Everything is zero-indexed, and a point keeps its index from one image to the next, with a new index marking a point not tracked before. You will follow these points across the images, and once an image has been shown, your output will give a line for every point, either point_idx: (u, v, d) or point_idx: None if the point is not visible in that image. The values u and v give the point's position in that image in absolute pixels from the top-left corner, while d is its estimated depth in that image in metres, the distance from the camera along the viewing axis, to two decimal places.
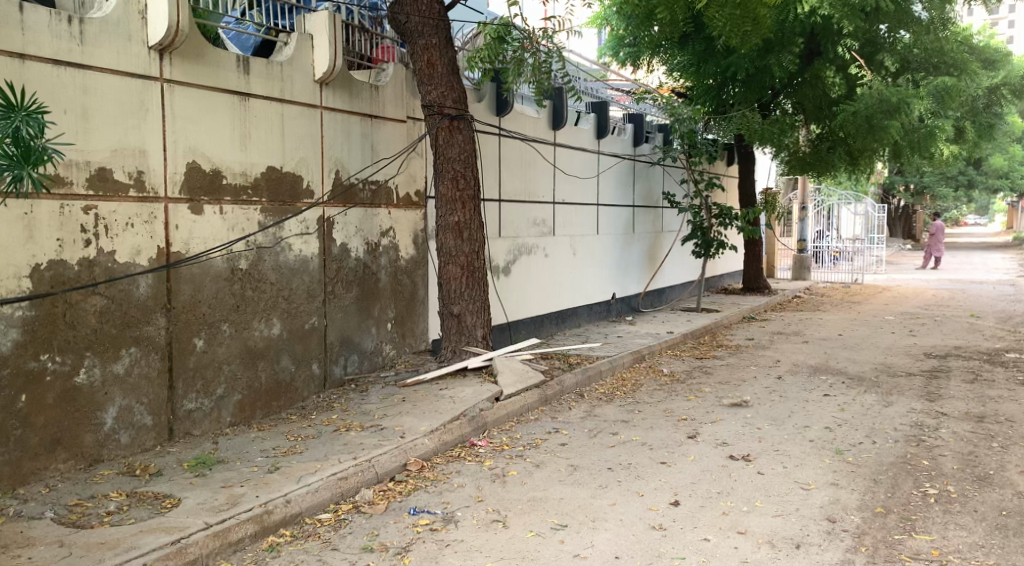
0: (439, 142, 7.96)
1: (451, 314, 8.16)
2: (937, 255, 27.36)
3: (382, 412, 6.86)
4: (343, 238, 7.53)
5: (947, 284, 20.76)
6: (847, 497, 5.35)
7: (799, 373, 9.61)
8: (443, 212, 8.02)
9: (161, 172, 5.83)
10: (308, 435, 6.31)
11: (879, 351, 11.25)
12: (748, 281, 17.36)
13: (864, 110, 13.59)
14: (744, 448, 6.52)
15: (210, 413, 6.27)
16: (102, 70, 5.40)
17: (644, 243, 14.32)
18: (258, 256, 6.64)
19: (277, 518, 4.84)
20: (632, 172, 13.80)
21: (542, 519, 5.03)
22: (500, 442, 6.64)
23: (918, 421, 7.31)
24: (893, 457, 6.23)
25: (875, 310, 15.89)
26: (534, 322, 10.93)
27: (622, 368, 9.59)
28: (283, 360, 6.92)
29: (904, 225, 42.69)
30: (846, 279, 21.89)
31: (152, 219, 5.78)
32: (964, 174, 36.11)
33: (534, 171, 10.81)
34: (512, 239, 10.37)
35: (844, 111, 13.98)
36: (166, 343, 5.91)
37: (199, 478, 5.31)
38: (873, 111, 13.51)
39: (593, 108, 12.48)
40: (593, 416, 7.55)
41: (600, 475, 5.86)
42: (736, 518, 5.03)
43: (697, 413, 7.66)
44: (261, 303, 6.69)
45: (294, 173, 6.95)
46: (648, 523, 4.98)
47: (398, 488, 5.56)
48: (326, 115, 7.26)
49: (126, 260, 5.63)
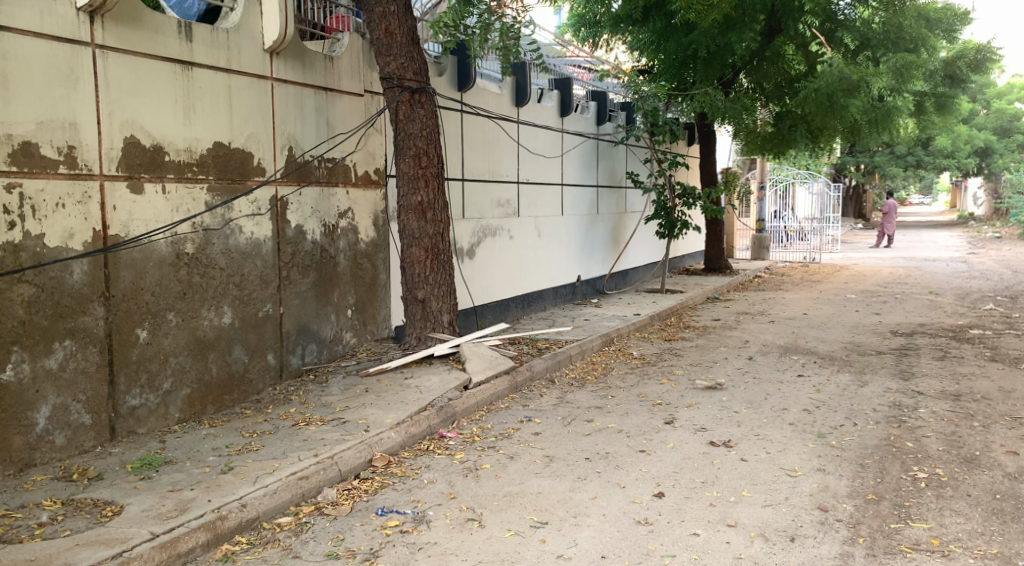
0: (400, 117, 7.53)
1: (415, 299, 7.75)
2: (890, 234, 27.62)
3: (344, 404, 6.45)
4: (299, 220, 7.07)
5: (902, 262, 20.94)
6: (836, 483, 5.12)
7: (770, 354, 9.42)
8: (405, 191, 7.59)
9: (95, 146, 5.31)
10: (264, 431, 5.88)
11: (846, 330, 11.13)
12: (710, 261, 17.25)
13: (825, 89, 13.22)
14: (725, 434, 6.27)
15: (157, 409, 5.80)
16: (24, 32, 4.86)
17: (608, 224, 14.05)
18: (206, 239, 6.15)
19: (232, 524, 4.43)
20: (597, 151, 13.49)
21: (521, 516, 4.70)
22: (470, 434, 6.30)
23: (895, 401, 7.16)
24: (876, 439, 6.03)
25: (836, 289, 15.89)
26: (500, 307, 10.58)
27: (591, 352, 9.30)
28: (235, 350, 6.46)
29: (856, 205, 43.14)
30: (803, 258, 21.95)
31: (85, 199, 5.27)
32: (913, 154, 36.52)
33: (498, 149, 10.42)
34: (476, 220, 10.00)
35: (805, 88, 13.62)
36: (105, 335, 5.42)
37: (144, 482, 4.85)
38: (833, 90, 13.20)
39: (556, 85, 12.10)
40: (566, 403, 7.25)
41: (579, 466, 5.55)
42: (724, 509, 4.76)
43: (672, 398, 7.40)
44: (211, 290, 6.22)
45: (244, 149, 6.46)
46: (633, 517, 4.68)
47: (364, 486, 5.18)
48: (277, 88, 6.78)
49: (57, 244, 5.12)
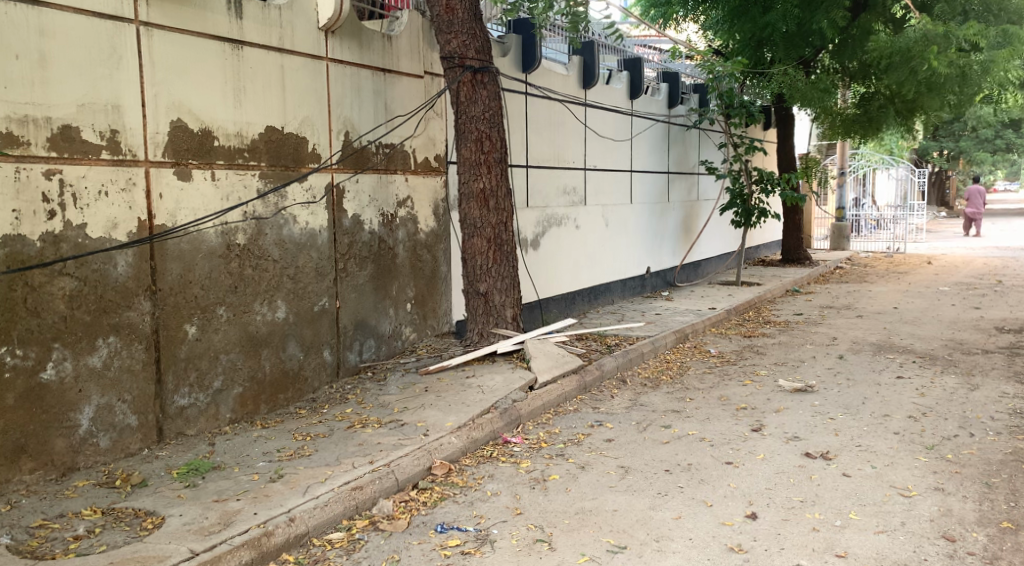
0: (461, 99, 7.08)
1: (477, 293, 7.30)
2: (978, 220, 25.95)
3: (402, 405, 6.04)
4: (356, 209, 6.69)
5: (997, 253, 19.59)
6: (960, 506, 4.51)
7: (862, 353, 8.66)
8: (466, 177, 7.14)
9: (139, 130, 4.99)
10: (318, 434, 5.50)
11: (945, 326, 10.27)
12: (787, 252, 16.37)
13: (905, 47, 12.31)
14: (822, 444, 5.64)
15: (206, 410, 5.48)
16: (64, 8, 4.54)
17: (680, 214, 13.36)
18: (258, 230, 5.80)
19: (279, 542, 4.03)
20: (668, 136, 12.81)
21: (596, 539, 4.20)
22: (537, 439, 5.82)
23: (1015, 408, 6.40)
24: (1001, 454, 5.34)
25: (926, 281, 14.85)
26: (566, 300, 10.07)
27: (665, 349, 8.72)
28: (290, 346, 6.12)
29: (938, 192, 40.90)
30: (885, 249, 20.76)
31: (130, 185, 4.94)
32: (1002, 137, 34.30)
33: (564, 133, 9.89)
34: (541, 209, 9.50)
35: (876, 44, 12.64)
36: (152, 331, 5.10)
37: (188, 490, 4.50)
38: (913, 47, 12.25)
39: (626, 65, 11.49)
40: (640, 405, 6.72)
41: (658, 479, 5.02)
42: (830, 537, 4.19)
43: (757, 401, 6.78)
44: (263, 284, 5.87)
45: (298, 134, 6.10)
46: (724, 543, 4.15)
47: (422, 498, 4.74)
48: (332, 68, 6.39)
49: (100, 234, 4.80)
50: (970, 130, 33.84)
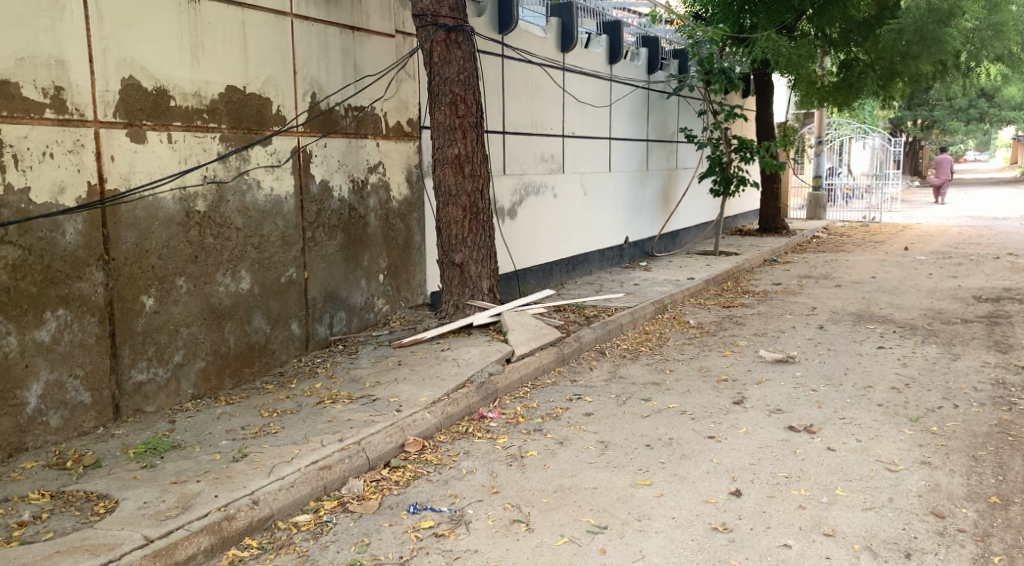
0: (435, 60, 6.78)
1: (452, 264, 7.05)
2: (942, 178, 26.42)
3: (374, 380, 5.81)
4: (323, 174, 6.39)
5: (971, 222, 19.63)
6: (947, 481, 4.39)
7: (842, 323, 8.54)
8: (441, 142, 6.85)
9: (87, 88, 4.66)
10: (285, 410, 5.26)
11: (924, 295, 10.19)
12: (765, 221, 16.25)
13: (912, 26, 12.08)
14: (805, 417, 5.50)
15: (166, 386, 5.21)
16: None
17: (659, 183, 13.15)
18: (220, 196, 5.50)
19: (241, 526, 3.81)
20: (647, 103, 12.56)
21: (576, 519, 4.02)
22: (514, 414, 5.62)
23: (997, 378, 6.31)
24: (986, 426, 5.24)
25: (904, 250, 14.80)
26: (543, 271, 9.87)
27: (644, 320, 8.55)
28: (255, 319, 5.85)
29: (912, 161, 40.79)
30: (860, 218, 20.67)
31: (77, 147, 4.62)
32: (976, 107, 34.30)
33: (542, 98, 9.61)
34: (518, 176, 9.24)
35: (884, 32, 12.41)
36: (106, 303, 4.82)
37: (145, 471, 4.25)
38: (923, 24, 12.01)
39: (606, 28, 11.17)
40: (619, 378, 6.56)
41: (638, 455, 4.84)
42: (817, 514, 4.05)
43: (738, 373, 6.64)
44: (226, 253, 5.58)
45: (260, 94, 5.78)
46: (708, 522, 3.99)
47: (394, 477, 4.53)
48: (297, 25, 6.06)
49: (46, 199, 4.48)
50: (943, 100, 33.83)
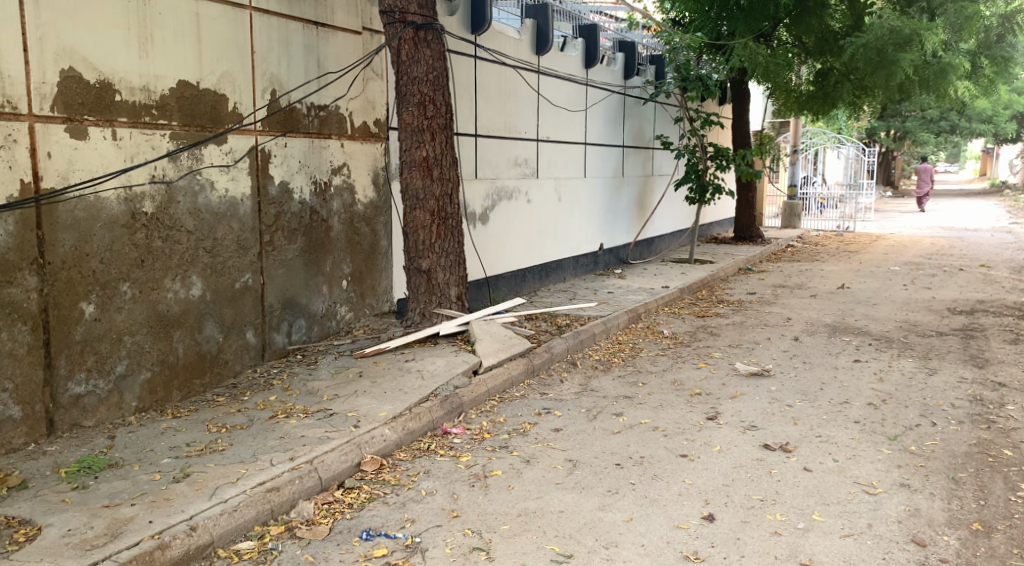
0: (402, 58, 6.51)
1: (419, 270, 6.78)
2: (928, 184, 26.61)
3: (333, 393, 5.52)
4: (283, 176, 6.11)
5: (944, 232, 19.66)
6: (928, 505, 4.20)
7: (817, 334, 8.38)
8: (408, 144, 6.58)
9: (21, 79, 4.35)
10: (235, 425, 4.96)
11: (899, 307, 10.08)
12: (740, 229, 16.14)
13: (874, 43, 12.07)
14: (781, 434, 5.30)
15: (107, 398, 4.89)
16: None
17: (634, 189, 12.96)
18: (169, 197, 5.20)
19: (176, 556, 3.52)
20: (623, 108, 12.36)
21: (539, 547, 3.77)
22: (479, 430, 5.36)
23: (976, 395, 6.15)
24: (966, 445, 5.07)
25: (878, 260, 14.74)
26: (515, 278, 9.61)
27: (617, 330, 8.34)
28: (207, 327, 5.54)
29: (885, 171, 41.13)
30: (835, 228, 20.58)
31: (10, 141, 4.30)
32: (947, 120, 34.62)
33: (516, 101, 9.37)
34: (491, 181, 8.99)
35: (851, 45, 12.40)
36: (40, 311, 4.50)
37: (75, 494, 3.94)
38: (883, 44, 12.02)
39: (582, 32, 10.98)
40: (590, 391, 6.32)
41: (608, 475, 4.60)
42: (793, 541, 3.83)
43: (712, 387, 6.43)
44: (175, 257, 5.27)
45: (215, 90, 5.48)
46: (679, 550, 3.76)
47: (348, 500, 4.26)
48: (256, 18, 5.77)
49: None
50: (916, 111, 34.11)
